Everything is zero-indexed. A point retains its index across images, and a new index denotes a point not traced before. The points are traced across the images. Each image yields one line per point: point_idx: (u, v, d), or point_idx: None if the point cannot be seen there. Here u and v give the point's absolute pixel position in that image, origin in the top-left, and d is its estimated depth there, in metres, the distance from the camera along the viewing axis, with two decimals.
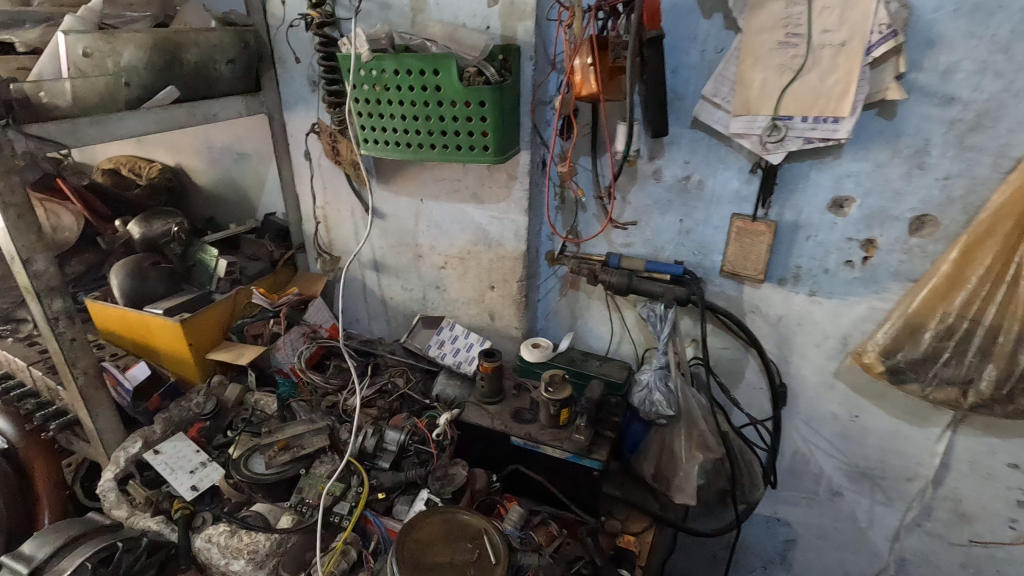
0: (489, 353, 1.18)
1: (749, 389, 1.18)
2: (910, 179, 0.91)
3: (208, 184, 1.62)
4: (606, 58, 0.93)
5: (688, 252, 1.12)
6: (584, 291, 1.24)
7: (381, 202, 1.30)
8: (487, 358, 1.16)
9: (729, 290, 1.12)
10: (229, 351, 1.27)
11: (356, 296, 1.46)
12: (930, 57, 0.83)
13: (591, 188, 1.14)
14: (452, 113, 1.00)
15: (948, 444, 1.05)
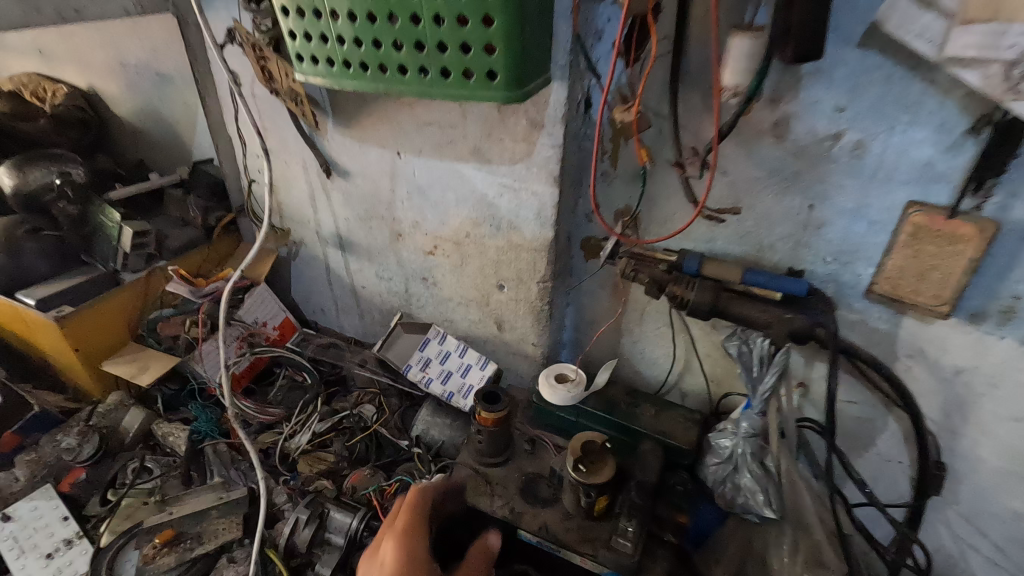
0: (489, 393, 0.79)
1: (877, 462, 0.79)
2: None
3: (129, 115, 1.20)
4: None
5: (815, 258, 0.69)
6: (636, 302, 0.83)
7: (342, 153, 0.88)
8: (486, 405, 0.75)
9: (875, 321, 0.70)
10: (131, 361, 0.92)
11: (318, 281, 1.07)
12: None
13: (663, 147, 0.70)
14: (436, 8, 0.56)
15: None
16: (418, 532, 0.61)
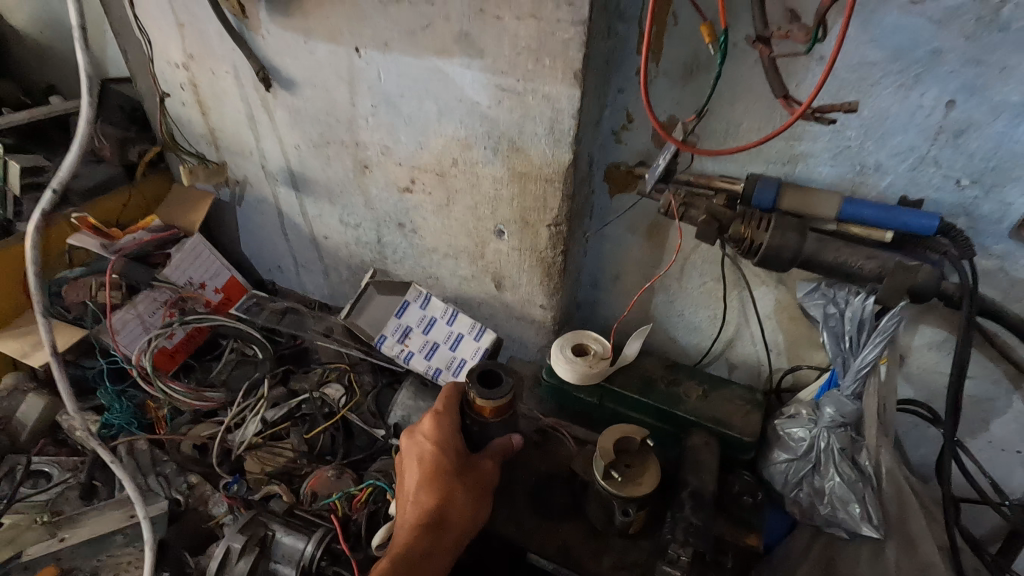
0: (491, 370, 0.53)
1: (989, 452, 0.61)
2: None
3: (28, 27, 0.95)
4: None
5: (944, 181, 0.49)
6: (678, 250, 0.63)
7: (282, 55, 0.65)
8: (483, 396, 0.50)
9: (1019, 268, 0.50)
10: (27, 335, 0.73)
11: (270, 231, 0.86)
12: None
13: (737, 20, 0.48)
14: None
15: None
16: (442, 444, 0.52)
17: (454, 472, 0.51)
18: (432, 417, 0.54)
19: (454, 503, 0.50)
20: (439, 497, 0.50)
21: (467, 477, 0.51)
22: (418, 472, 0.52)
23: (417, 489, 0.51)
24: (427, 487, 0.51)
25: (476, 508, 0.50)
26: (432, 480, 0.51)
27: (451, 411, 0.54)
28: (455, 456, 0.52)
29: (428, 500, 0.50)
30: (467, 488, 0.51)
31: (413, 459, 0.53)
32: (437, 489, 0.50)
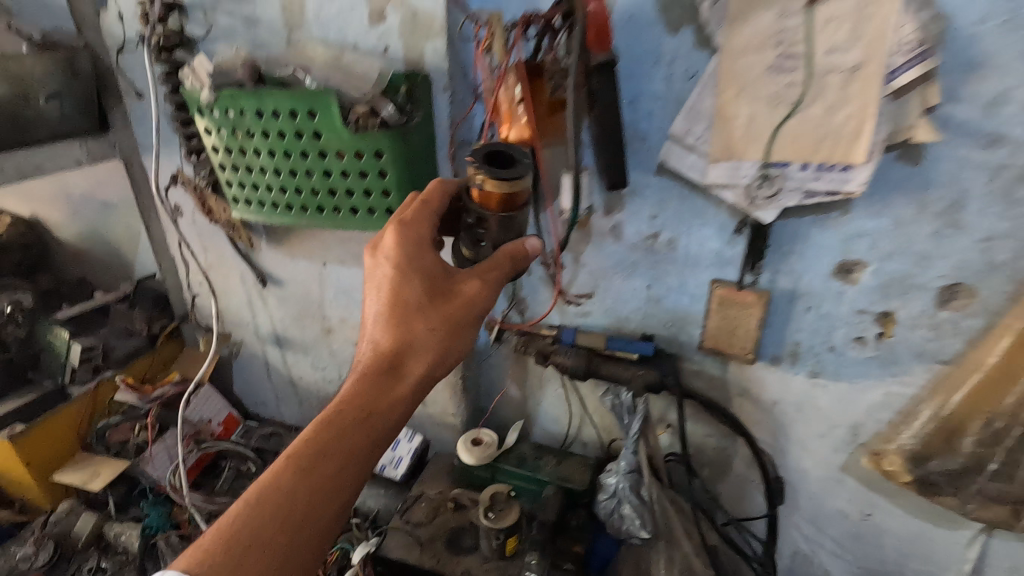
0: (506, 157, 0.62)
1: (738, 483, 0.97)
2: (941, 239, 0.70)
3: (73, 239, 1.29)
4: (540, 92, 0.69)
5: (660, 324, 0.89)
6: (534, 369, 1.00)
7: (275, 265, 1.03)
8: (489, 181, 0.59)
9: (710, 369, 0.90)
10: (84, 469, 1.01)
11: (258, 375, 1.18)
12: (971, 84, 0.62)
13: None
14: (341, 167, 0.74)
15: (982, 549, 0.86)
16: (403, 271, 0.62)
17: (426, 281, 0.62)
18: (397, 231, 0.63)
19: (424, 320, 0.62)
20: (413, 306, 0.62)
21: (445, 292, 0.62)
22: (393, 270, 0.63)
23: (387, 308, 0.63)
24: (393, 317, 0.62)
25: (449, 325, 0.62)
26: (399, 300, 0.62)
27: (437, 199, 0.66)
28: (425, 281, 0.62)
29: (396, 327, 0.62)
30: (438, 320, 0.62)
31: (381, 273, 0.63)
32: (411, 298, 0.62)
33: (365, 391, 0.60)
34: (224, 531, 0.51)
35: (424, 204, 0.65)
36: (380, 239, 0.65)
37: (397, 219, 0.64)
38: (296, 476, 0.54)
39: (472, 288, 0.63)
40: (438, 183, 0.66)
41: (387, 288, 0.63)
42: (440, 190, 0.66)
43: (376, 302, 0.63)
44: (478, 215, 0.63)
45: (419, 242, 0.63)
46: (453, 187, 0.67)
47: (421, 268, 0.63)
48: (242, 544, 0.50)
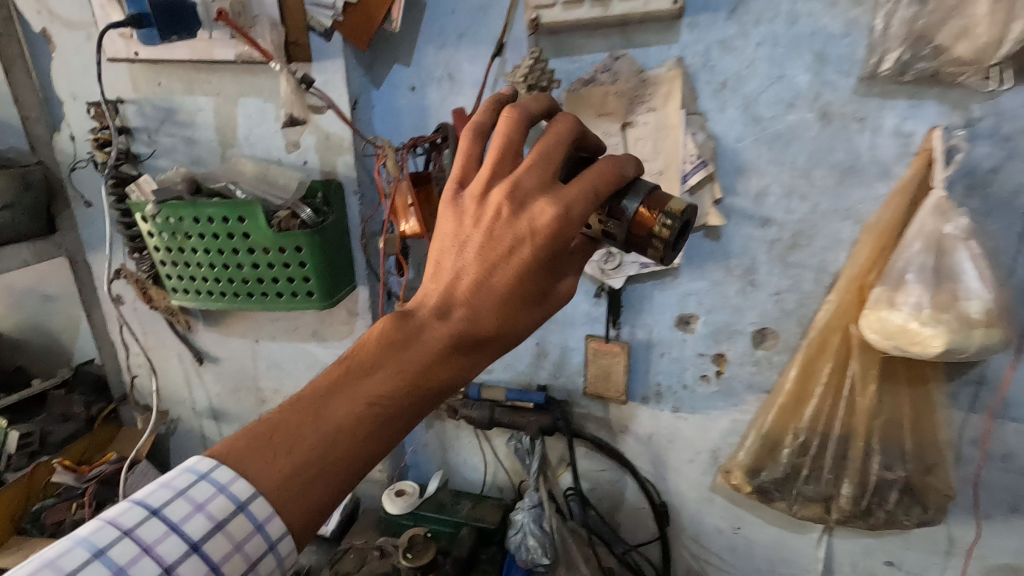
0: (664, 195, 0.58)
1: (632, 511, 1.11)
2: (747, 295, 0.90)
3: (9, 329, 1.31)
4: (427, 195, 0.85)
5: (550, 375, 1.06)
6: (450, 423, 1.14)
7: (211, 344, 1.14)
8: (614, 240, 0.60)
9: (596, 411, 1.06)
10: (17, 551, 1.05)
11: (195, 449, 1.25)
12: (742, 181, 0.84)
13: None
14: (267, 260, 0.89)
15: (828, 546, 1.03)
16: (552, 242, 0.51)
17: (543, 272, 0.53)
18: (558, 203, 0.51)
19: (533, 319, 0.55)
20: (528, 299, 0.54)
21: (548, 292, 0.56)
22: (531, 244, 0.51)
23: (502, 270, 0.52)
24: (500, 286, 0.52)
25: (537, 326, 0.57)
26: (520, 293, 0.53)
27: (554, 162, 0.53)
28: (547, 265, 0.53)
29: (502, 307, 0.53)
30: (536, 319, 0.55)
31: (517, 226, 0.52)
32: (531, 291, 0.54)
33: (441, 367, 0.52)
34: (287, 460, 0.50)
35: (556, 152, 0.54)
36: (529, 200, 0.52)
37: (559, 206, 0.51)
38: (344, 447, 0.50)
39: (569, 290, 0.58)
40: (542, 141, 0.54)
41: (516, 261, 0.52)
42: (606, 168, 0.54)
43: (492, 274, 0.52)
44: (620, 213, 0.58)
45: (568, 234, 0.51)
46: (558, 168, 0.54)
47: (558, 244, 0.52)
48: (296, 484, 0.50)
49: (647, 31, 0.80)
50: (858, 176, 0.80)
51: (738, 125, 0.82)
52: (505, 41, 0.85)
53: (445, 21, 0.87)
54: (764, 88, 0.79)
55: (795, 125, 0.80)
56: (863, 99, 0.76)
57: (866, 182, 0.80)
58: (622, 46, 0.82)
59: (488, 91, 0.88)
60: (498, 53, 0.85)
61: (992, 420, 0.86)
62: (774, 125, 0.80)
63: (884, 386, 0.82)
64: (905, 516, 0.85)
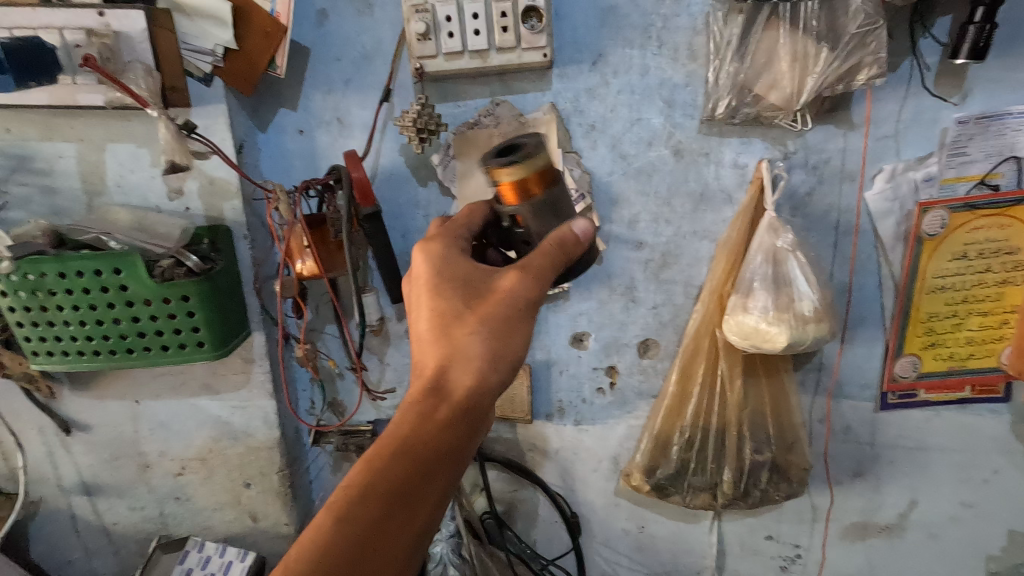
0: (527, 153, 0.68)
1: (546, 525, 1.16)
2: (630, 311, 1.00)
3: None
4: (322, 236, 0.87)
5: None
6: None
7: (81, 411, 1.03)
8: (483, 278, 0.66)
9: (504, 433, 1.09)
10: None
11: (64, 532, 1.11)
12: (616, 210, 0.95)
13: (344, 356, 1.03)
14: (149, 312, 0.83)
15: (719, 531, 1.14)
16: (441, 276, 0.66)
17: (453, 301, 0.65)
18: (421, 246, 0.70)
19: (464, 329, 0.63)
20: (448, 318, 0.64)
21: (485, 290, 0.65)
22: (427, 292, 0.66)
23: (425, 321, 0.65)
24: (432, 332, 0.64)
25: (484, 325, 0.63)
26: (441, 320, 0.64)
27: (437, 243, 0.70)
28: (461, 291, 0.65)
29: (438, 343, 0.64)
30: (476, 325, 0.63)
31: (414, 282, 0.68)
32: (447, 313, 0.64)
33: (412, 413, 0.62)
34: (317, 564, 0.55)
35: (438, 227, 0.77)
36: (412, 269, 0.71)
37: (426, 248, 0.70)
38: (355, 512, 0.57)
39: (508, 285, 0.64)
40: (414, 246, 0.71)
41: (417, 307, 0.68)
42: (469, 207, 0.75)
43: (416, 330, 0.67)
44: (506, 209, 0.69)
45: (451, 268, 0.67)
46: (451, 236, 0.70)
47: (444, 274, 0.67)
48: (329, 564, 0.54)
49: (523, 80, 0.89)
50: (708, 202, 0.93)
51: (608, 161, 0.92)
52: (391, 87, 0.89)
53: (331, 68, 0.89)
54: (626, 129, 0.90)
55: (654, 160, 0.92)
56: (706, 138, 0.90)
57: (715, 207, 0.93)
58: (502, 92, 0.89)
59: (378, 134, 0.92)
60: (386, 98, 0.89)
61: (830, 399, 1.03)
62: (638, 161, 0.92)
63: (747, 379, 0.95)
64: (775, 492, 0.97)
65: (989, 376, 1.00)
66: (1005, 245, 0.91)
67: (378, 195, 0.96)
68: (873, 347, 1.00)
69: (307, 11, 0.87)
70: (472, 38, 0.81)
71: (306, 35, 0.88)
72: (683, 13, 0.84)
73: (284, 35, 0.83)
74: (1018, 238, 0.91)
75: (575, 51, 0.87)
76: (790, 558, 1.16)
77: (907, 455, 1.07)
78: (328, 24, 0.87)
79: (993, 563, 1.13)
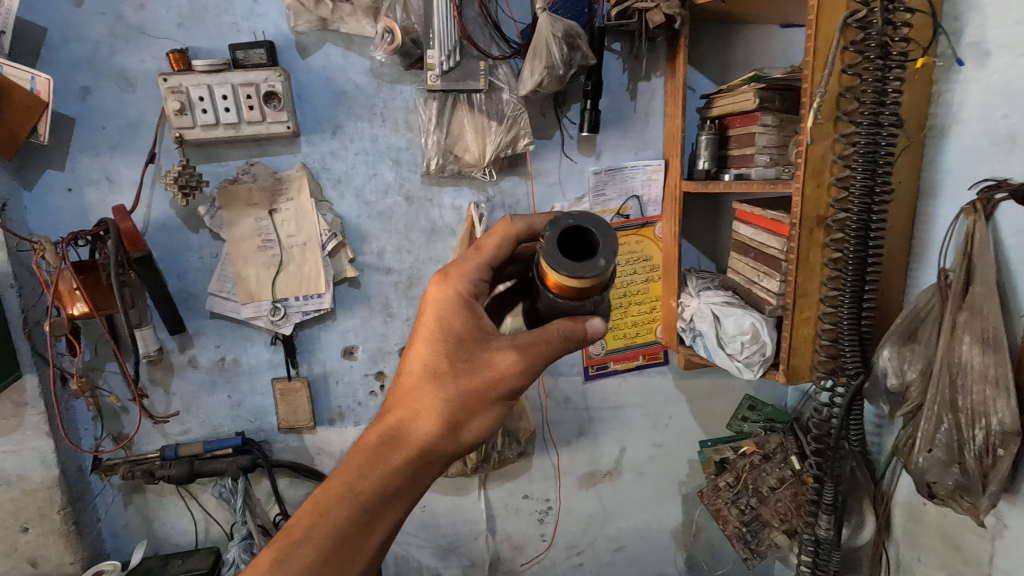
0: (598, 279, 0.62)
1: None
2: (388, 324, 1.24)
3: None
4: (94, 280, 1.00)
5: (246, 421, 1.22)
6: (151, 491, 1.20)
7: None
8: (594, 230, 0.62)
9: (292, 443, 1.25)
10: None
11: None
12: (366, 245, 1.20)
13: (126, 390, 1.13)
14: None
15: (485, 498, 1.41)
16: (441, 331, 0.70)
17: (457, 347, 0.69)
18: (433, 299, 0.73)
19: (433, 390, 0.68)
20: (433, 374, 0.69)
21: (478, 364, 0.68)
22: (422, 339, 0.71)
23: (418, 368, 0.70)
24: (426, 382, 0.69)
25: (473, 394, 0.68)
26: (429, 368, 0.69)
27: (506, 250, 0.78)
28: (449, 347, 0.69)
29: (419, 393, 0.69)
30: (451, 388, 0.68)
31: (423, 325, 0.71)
32: (430, 367, 0.69)
33: (375, 459, 0.67)
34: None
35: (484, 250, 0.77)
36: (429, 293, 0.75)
37: (439, 284, 0.73)
38: (302, 543, 0.61)
39: (504, 360, 0.68)
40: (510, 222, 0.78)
41: (417, 353, 0.70)
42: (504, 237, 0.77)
43: (408, 374, 0.70)
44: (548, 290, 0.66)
45: (436, 320, 0.71)
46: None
47: (455, 329, 0.70)
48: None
49: (276, 144, 1.11)
50: (438, 235, 1.23)
51: (355, 208, 1.18)
52: (157, 151, 1.06)
53: (96, 135, 1.04)
54: (366, 182, 1.17)
55: (391, 205, 1.19)
56: (429, 187, 1.20)
57: (443, 238, 1.23)
58: (258, 155, 1.11)
59: (146, 191, 1.07)
60: (151, 160, 1.05)
61: (551, 377, 1.38)
62: (378, 206, 1.19)
63: None
64: (508, 451, 1.27)
65: (652, 347, 1.42)
66: (643, 254, 1.34)
67: (152, 242, 1.10)
68: None
69: (70, 89, 1.01)
70: (224, 114, 1.02)
71: (69, 107, 1.02)
72: (397, 97, 1.14)
73: (45, 109, 0.97)
74: (650, 249, 1.34)
75: (317, 123, 1.12)
76: (545, 510, 1.46)
77: (612, 413, 1.45)
78: (91, 99, 1.02)
79: (684, 487, 1.55)
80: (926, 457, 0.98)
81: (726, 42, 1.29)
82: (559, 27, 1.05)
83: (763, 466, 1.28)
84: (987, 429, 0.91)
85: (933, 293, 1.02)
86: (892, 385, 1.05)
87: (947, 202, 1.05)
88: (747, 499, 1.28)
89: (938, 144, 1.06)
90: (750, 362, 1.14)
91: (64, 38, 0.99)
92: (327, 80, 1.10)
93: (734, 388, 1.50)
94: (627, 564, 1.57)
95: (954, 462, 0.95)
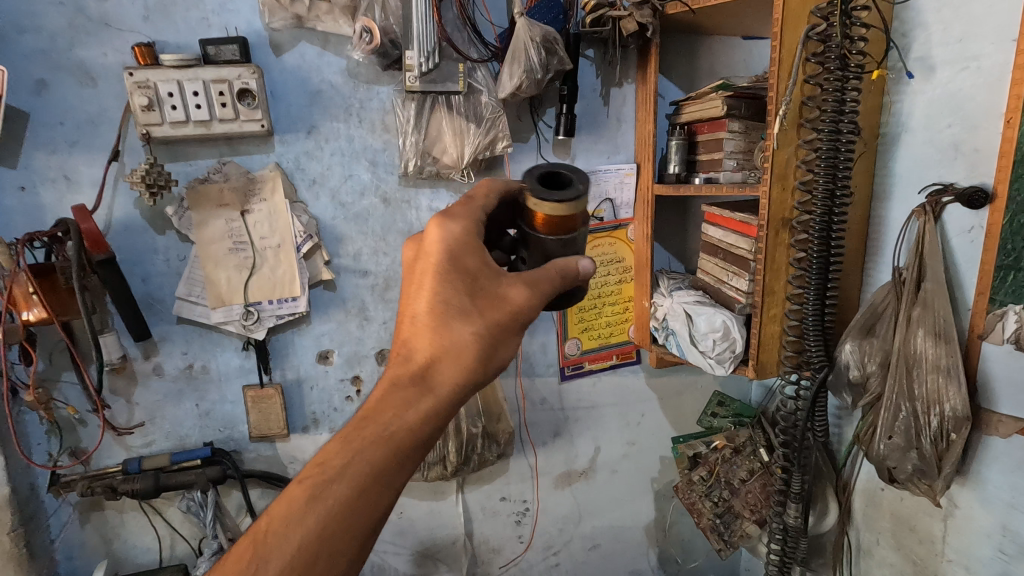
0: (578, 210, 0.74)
1: None
2: (364, 328, 1.22)
3: None
4: (52, 284, 0.94)
5: (215, 431, 1.17)
6: (111, 508, 1.13)
7: None
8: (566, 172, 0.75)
9: (264, 452, 1.21)
10: None
11: None
12: (342, 247, 1.18)
13: (84, 401, 1.07)
14: None
15: (463, 502, 1.40)
16: (458, 270, 0.67)
17: (478, 285, 0.67)
18: (441, 235, 0.69)
19: (466, 326, 0.65)
20: (453, 312, 0.66)
21: (499, 300, 0.67)
22: (438, 275, 0.67)
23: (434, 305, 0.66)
24: (448, 320, 0.66)
25: (492, 328, 0.66)
26: (452, 305, 0.66)
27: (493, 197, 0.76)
28: (475, 280, 0.67)
29: (439, 331, 0.65)
30: (479, 324, 0.66)
31: (440, 256, 0.68)
32: (449, 305, 0.66)
33: (404, 399, 0.63)
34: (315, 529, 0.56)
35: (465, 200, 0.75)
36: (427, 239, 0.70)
37: (442, 224, 0.69)
38: (318, 502, 0.57)
39: (515, 293, 0.68)
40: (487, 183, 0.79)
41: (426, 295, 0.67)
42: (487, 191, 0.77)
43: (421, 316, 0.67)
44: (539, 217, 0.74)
45: (445, 278, 0.66)
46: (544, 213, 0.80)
47: (470, 268, 0.68)
48: (312, 530, 0.56)
49: (247, 144, 1.08)
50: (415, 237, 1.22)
51: (330, 209, 1.15)
52: (121, 148, 1.01)
53: (54, 131, 0.98)
54: (341, 183, 1.15)
55: (367, 207, 1.18)
56: (406, 188, 1.19)
57: None
58: (229, 154, 1.07)
59: (109, 190, 1.02)
60: (114, 158, 1.01)
61: (527, 378, 1.38)
62: (354, 208, 1.17)
63: None
64: (488, 453, 1.27)
65: (625, 347, 1.45)
66: (616, 256, 1.37)
67: (114, 244, 1.05)
68: (550, 335, 1.38)
69: (24, 81, 0.95)
70: (194, 111, 0.98)
71: (24, 101, 0.96)
72: (374, 98, 1.13)
73: None
74: (623, 251, 1.38)
75: (291, 123, 1.10)
76: (522, 512, 1.46)
77: (586, 413, 1.47)
78: (48, 93, 0.97)
79: (656, 483, 1.59)
80: (886, 444, 1.03)
81: (692, 52, 1.34)
82: (537, 33, 1.07)
83: (734, 459, 1.34)
84: (941, 415, 0.99)
85: (889, 290, 1.08)
86: (855, 377, 1.10)
87: (898, 204, 1.13)
88: (720, 491, 1.33)
89: (890, 151, 1.14)
90: (722, 358, 1.18)
91: (18, 28, 0.94)
92: (301, 79, 1.08)
93: (703, 386, 1.55)
94: (601, 562, 1.59)
95: (912, 447, 1.00)
